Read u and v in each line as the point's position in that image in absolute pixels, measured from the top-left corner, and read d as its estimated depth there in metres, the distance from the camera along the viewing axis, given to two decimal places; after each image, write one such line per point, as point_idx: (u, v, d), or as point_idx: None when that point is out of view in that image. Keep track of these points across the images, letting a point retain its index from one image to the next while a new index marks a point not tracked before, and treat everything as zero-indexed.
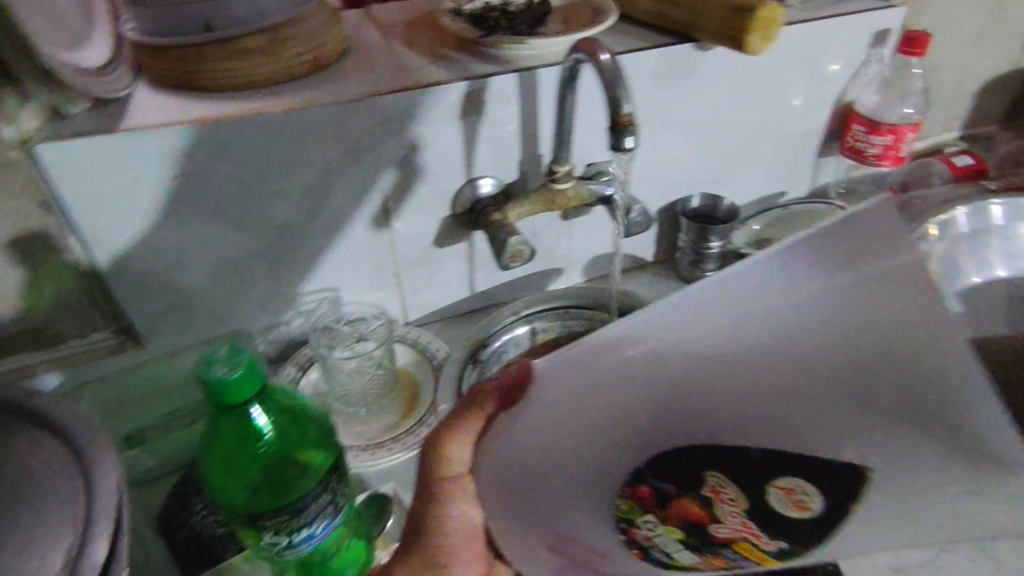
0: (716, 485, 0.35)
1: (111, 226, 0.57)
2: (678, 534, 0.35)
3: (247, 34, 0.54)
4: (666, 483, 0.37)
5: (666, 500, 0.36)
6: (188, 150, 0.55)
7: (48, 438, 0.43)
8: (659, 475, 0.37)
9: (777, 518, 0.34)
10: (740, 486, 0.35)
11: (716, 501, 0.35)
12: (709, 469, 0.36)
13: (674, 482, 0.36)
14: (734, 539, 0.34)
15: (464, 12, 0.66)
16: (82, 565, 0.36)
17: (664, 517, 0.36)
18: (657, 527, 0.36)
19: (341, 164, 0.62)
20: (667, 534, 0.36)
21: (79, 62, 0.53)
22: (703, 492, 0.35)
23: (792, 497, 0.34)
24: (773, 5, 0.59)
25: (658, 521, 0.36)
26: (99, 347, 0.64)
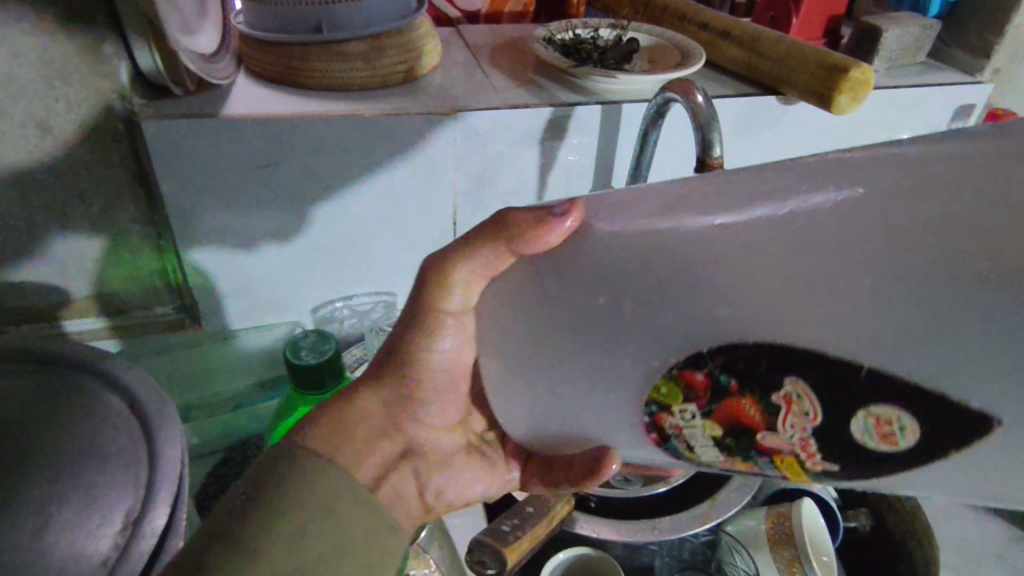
0: (791, 396, 0.33)
1: (193, 204, 0.58)
2: (716, 431, 0.35)
3: (350, 39, 0.57)
4: (729, 376, 0.33)
5: (723, 396, 0.33)
6: (279, 141, 0.57)
7: (116, 400, 0.44)
8: (725, 365, 0.33)
9: (852, 446, 0.33)
10: (823, 399, 0.32)
11: (785, 413, 0.33)
12: (789, 376, 0.32)
13: (739, 378, 0.33)
14: (779, 451, 0.35)
15: (555, 42, 0.68)
16: (143, 530, 0.37)
17: (705, 414, 0.34)
18: (693, 419, 0.35)
19: (420, 174, 0.63)
20: (704, 429, 0.35)
21: (194, 45, 0.56)
22: (773, 399, 0.33)
23: (882, 427, 0.32)
24: (866, 67, 0.60)
25: (696, 413, 0.35)
26: (159, 322, 0.65)
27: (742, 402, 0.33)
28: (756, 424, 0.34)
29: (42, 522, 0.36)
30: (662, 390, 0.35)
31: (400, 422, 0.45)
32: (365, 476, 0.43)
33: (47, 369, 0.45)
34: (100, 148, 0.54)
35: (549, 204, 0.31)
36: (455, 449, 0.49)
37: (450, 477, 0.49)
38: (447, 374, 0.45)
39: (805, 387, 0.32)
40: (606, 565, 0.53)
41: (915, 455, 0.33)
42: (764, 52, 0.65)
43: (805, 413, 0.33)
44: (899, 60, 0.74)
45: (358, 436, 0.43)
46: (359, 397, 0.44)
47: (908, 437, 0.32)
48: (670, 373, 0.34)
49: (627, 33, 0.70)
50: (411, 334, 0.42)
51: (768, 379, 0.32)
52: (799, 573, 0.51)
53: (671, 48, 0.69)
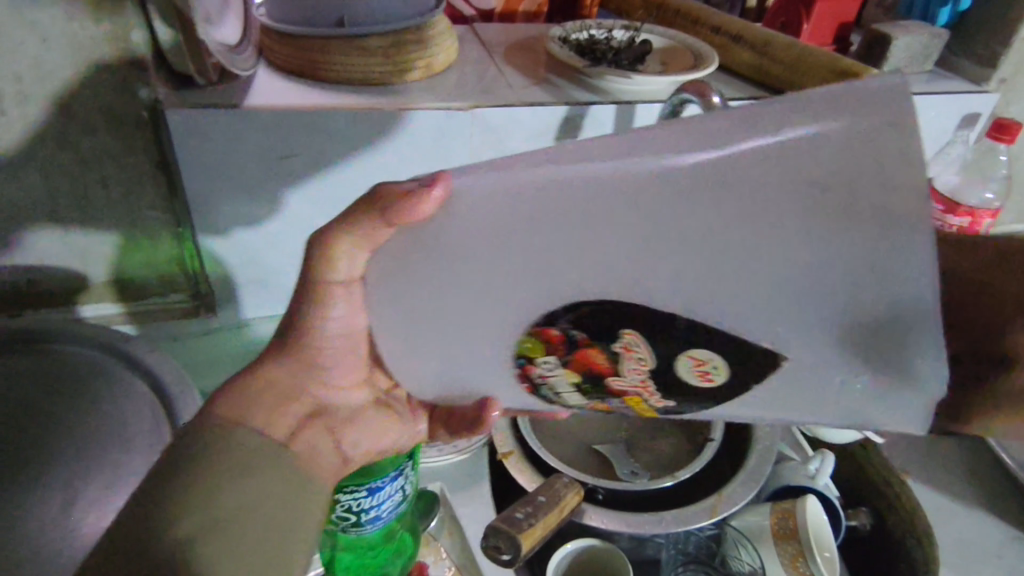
0: (627, 345, 0.33)
1: (212, 194, 0.59)
2: (576, 379, 0.35)
3: (371, 34, 0.58)
4: (577, 330, 0.33)
5: (577, 347, 0.34)
6: (299, 133, 0.58)
7: (139, 382, 0.44)
8: (576, 322, 0.33)
9: (679, 384, 0.34)
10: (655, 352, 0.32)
11: (624, 358, 0.33)
12: (624, 327, 0.32)
13: (589, 332, 0.33)
14: (626, 394, 0.35)
15: (570, 41, 0.69)
16: None
17: (565, 364, 0.34)
18: (555, 371, 0.35)
19: (435, 169, 0.64)
20: (563, 376, 0.35)
21: (220, 37, 0.57)
22: (614, 347, 0.33)
23: (699, 367, 0.33)
24: (877, 73, 0.61)
25: (557, 364, 0.34)
26: (174, 309, 0.65)
27: (590, 346, 0.33)
28: (604, 368, 0.34)
29: (71, 497, 0.37)
30: (523, 344, 0.34)
31: (302, 386, 0.43)
32: (283, 434, 0.40)
33: (72, 349, 0.46)
34: (123, 136, 0.54)
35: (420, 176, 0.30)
36: (363, 407, 0.46)
37: (364, 437, 0.46)
38: (350, 338, 0.42)
39: (640, 339, 0.32)
40: (615, 557, 0.53)
41: (724, 391, 0.34)
42: (775, 57, 0.66)
43: (642, 359, 0.33)
44: (907, 68, 0.75)
45: (271, 397, 0.41)
46: (268, 370, 0.42)
47: (719, 375, 0.33)
48: (528, 332, 0.34)
49: (641, 35, 0.72)
50: (308, 300, 0.39)
51: (614, 328, 0.32)
52: (803, 566, 0.52)
53: (684, 51, 0.70)
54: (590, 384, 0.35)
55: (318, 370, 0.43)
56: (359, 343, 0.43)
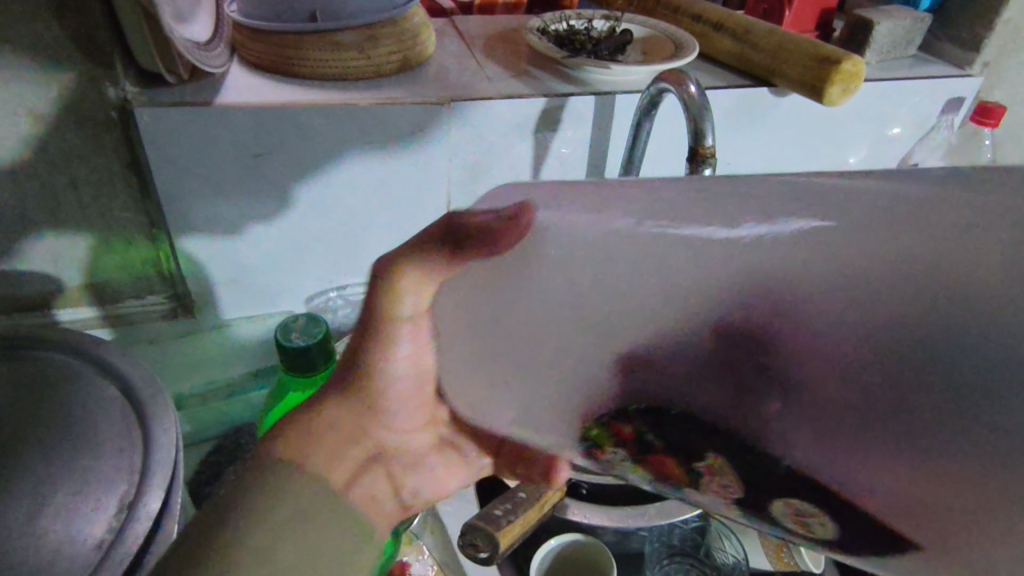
0: (714, 467, 0.29)
1: (186, 193, 0.58)
2: (643, 476, 0.31)
3: (343, 28, 0.57)
4: (655, 440, 0.30)
5: (647, 454, 0.30)
6: (271, 130, 0.57)
7: (109, 387, 0.44)
8: (655, 426, 0.30)
9: (767, 514, 0.29)
10: (746, 482, 0.29)
11: (707, 481, 0.30)
12: (711, 452, 0.29)
13: (665, 444, 0.30)
14: (704, 505, 0.31)
15: (548, 32, 0.68)
16: (139, 513, 0.38)
17: (635, 463, 0.31)
18: (621, 469, 0.32)
19: (412, 163, 0.63)
20: (636, 471, 0.31)
21: (189, 34, 0.56)
22: (697, 463, 0.29)
23: (796, 514, 0.28)
24: (858, 59, 0.60)
25: (626, 461, 0.31)
26: (152, 312, 0.65)
27: (663, 453, 0.30)
28: (679, 476, 0.30)
29: (37, 505, 0.37)
30: (591, 437, 0.31)
31: (366, 425, 0.42)
32: (339, 480, 0.39)
33: (42, 354, 0.45)
34: (93, 137, 0.54)
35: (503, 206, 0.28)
36: (429, 450, 0.46)
37: (422, 474, 0.47)
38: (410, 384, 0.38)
39: (730, 463, 0.29)
40: (598, 552, 0.53)
41: (827, 544, 0.29)
42: (756, 44, 0.65)
43: (727, 478, 0.29)
44: (890, 53, 0.74)
45: (333, 436, 0.40)
46: (327, 405, 0.42)
47: (824, 531, 0.28)
48: (597, 422, 0.30)
49: (621, 24, 0.70)
50: (374, 367, 0.39)
51: (701, 447, 0.29)
52: (787, 555, 0.53)
53: (665, 40, 0.69)
54: (659, 484, 0.32)
55: (380, 411, 0.42)
56: (417, 394, 0.39)
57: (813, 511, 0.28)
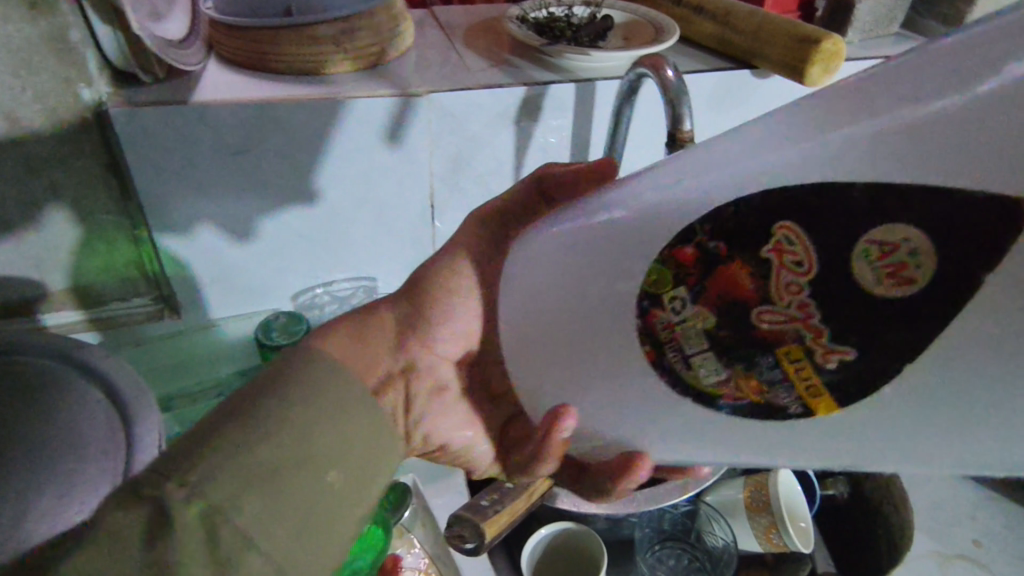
0: (782, 243, 0.30)
1: (167, 193, 0.58)
2: (710, 320, 0.32)
3: (318, 23, 0.56)
4: (717, 242, 0.32)
5: (714, 264, 0.32)
6: (250, 128, 0.57)
7: (93, 390, 0.44)
8: (714, 232, 0.32)
9: (861, 293, 0.29)
10: (816, 245, 0.29)
11: (777, 266, 0.30)
12: (778, 221, 0.30)
13: (728, 242, 0.31)
14: (784, 336, 0.31)
15: (528, 20, 0.68)
16: None
17: (700, 290, 0.32)
18: (685, 308, 0.33)
19: (394, 156, 0.63)
20: (699, 318, 0.33)
21: (163, 33, 0.55)
22: (764, 254, 0.31)
23: (885, 261, 0.28)
24: (837, 38, 0.60)
25: (689, 297, 0.33)
26: (138, 314, 0.64)
27: (730, 266, 0.32)
28: (747, 292, 0.31)
29: (21, 511, 0.37)
30: (652, 278, 0.34)
31: (407, 340, 0.44)
32: (373, 381, 0.41)
33: (24, 360, 0.45)
34: (69, 140, 0.53)
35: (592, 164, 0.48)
36: (453, 392, 0.47)
37: (444, 413, 0.47)
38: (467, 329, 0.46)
39: (796, 229, 0.30)
40: (589, 539, 0.53)
41: (927, 291, 0.28)
42: (736, 26, 0.65)
43: (803, 262, 0.30)
44: (874, 31, 0.74)
45: (376, 339, 0.43)
46: (381, 307, 0.45)
47: (914, 261, 0.28)
48: (665, 250, 0.33)
49: (602, 10, 0.70)
50: (442, 290, 0.45)
51: (768, 228, 0.30)
52: (776, 537, 0.52)
53: (645, 25, 0.69)
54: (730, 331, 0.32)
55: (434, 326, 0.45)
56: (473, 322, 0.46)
57: (896, 242, 0.28)
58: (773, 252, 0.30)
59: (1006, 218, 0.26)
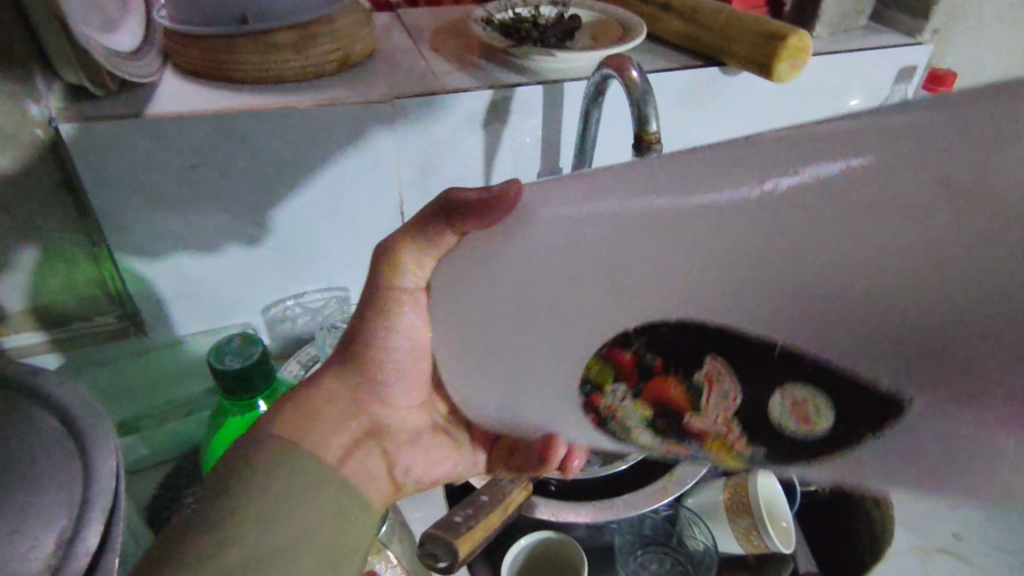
0: (711, 373, 0.30)
1: (126, 209, 0.56)
2: (647, 413, 0.33)
3: (276, 29, 0.54)
4: (653, 355, 0.31)
5: (648, 376, 0.31)
6: (210, 139, 0.55)
7: (48, 419, 0.42)
8: (649, 343, 0.31)
9: (771, 425, 0.31)
10: (740, 375, 0.30)
11: (705, 391, 0.31)
12: (708, 353, 0.30)
13: (663, 357, 0.31)
14: (708, 435, 0.32)
15: (493, 22, 0.67)
16: (76, 549, 0.36)
17: (635, 394, 0.32)
18: (624, 400, 0.33)
19: (359, 164, 0.61)
20: (635, 411, 0.33)
21: (113, 45, 0.54)
22: (695, 377, 0.31)
23: (799, 408, 0.30)
24: (803, 33, 0.60)
25: (628, 394, 0.32)
26: (103, 332, 0.63)
27: (662, 374, 0.31)
28: (678, 401, 0.32)
29: None
30: (592, 370, 0.33)
31: (363, 403, 0.45)
32: (337, 453, 0.42)
33: None
34: (20, 158, 0.52)
35: (498, 185, 0.33)
36: (421, 429, 0.48)
37: (429, 458, 0.48)
38: (415, 354, 0.44)
39: (723, 364, 0.30)
40: (568, 547, 0.53)
41: (830, 441, 0.29)
42: (703, 24, 0.64)
43: (728, 387, 0.30)
44: (840, 26, 0.74)
45: (329, 409, 0.43)
46: (326, 379, 0.45)
47: (825, 418, 0.29)
48: (600, 351, 0.32)
49: (568, 10, 0.69)
50: (388, 348, 0.44)
51: (699, 354, 0.30)
52: (757, 539, 0.52)
53: (613, 24, 0.68)
54: (669, 428, 0.33)
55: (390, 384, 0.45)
56: (423, 368, 0.45)
57: (798, 396, 0.29)
58: (707, 365, 0.30)
59: (884, 410, 0.27)
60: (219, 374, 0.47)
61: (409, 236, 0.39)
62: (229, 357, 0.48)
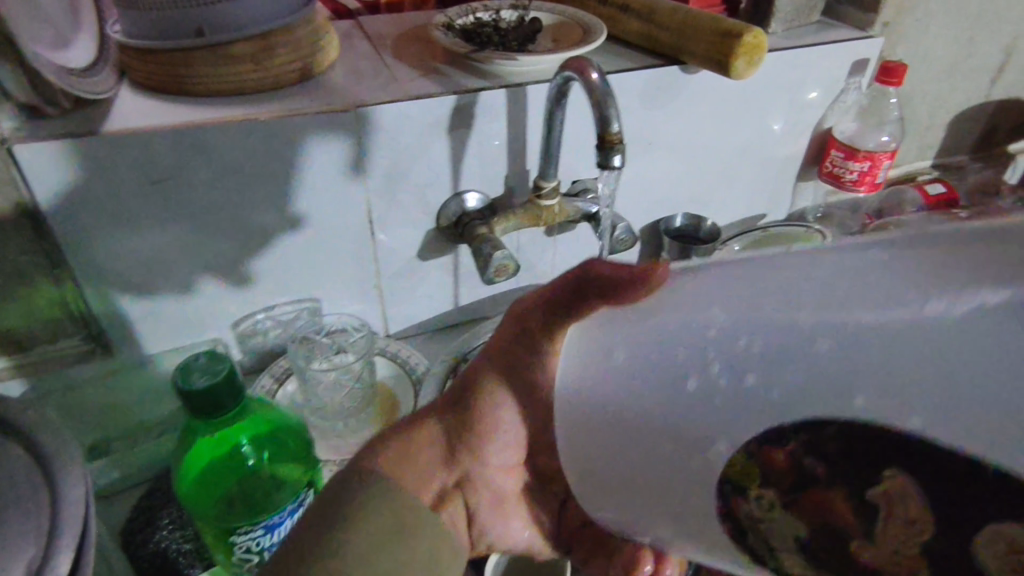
0: (894, 494, 0.26)
1: (87, 228, 0.55)
2: (797, 530, 0.28)
3: (234, 40, 0.54)
4: (814, 461, 0.27)
5: (810, 486, 0.27)
6: (171, 154, 0.54)
7: (12, 446, 0.41)
8: (810, 446, 0.28)
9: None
10: (932, 504, 0.25)
11: (888, 519, 0.26)
12: (891, 468, 0.26)
13: (825, 464, 0.27)
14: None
15: (455, 27, 0.67)
16: None
17: (786, 506, 0.28)
18: (768, 513, 0.29)
19: (325, 175, 0.61)
20: (783, 529, 0.29)
21: (65, 61, 0.52)
22: (871, 494, 0.26)
23: (1013, 559, 0.24)
24: (758, 31, 0.61)
25: (773, 506, 0.28)
26: (68, 355, 0.61)
27: (821, 488, 0.27)
28: (847, 527, 0.27)
29: None
30: (735, 467, 0.29)
31: (464, 456, 0.44)
32: (429, 499, 0.41)
33: None
34: None
35: (640, 271, 0.34)
36: (505, 498, 0.47)
37: (500, 522, 0.47)
38: (515, 435, 0.45)
39: (914, 484, 0.26)
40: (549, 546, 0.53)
41: None
42: (662, 24, 0.65)
43: (918, 524, 0.26)
44: (795, 21, 0.76)
45: (426, 456, 0.42)
46: (427, 423, 0.44)
47: None
48: (745, 453, 0.29)
49: (529, 13, 0.70)
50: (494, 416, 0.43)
51: (879, 467, 0.26)
52: None
53: (574, 26, 0.69)
54: (827, 556, 0.28)
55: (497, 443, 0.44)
56: (521, 436, 0.45)
57: (899, 484, 0.26)
58: (862, 487, 0.27)
59: None
60: (184, 396, 0.45)
61: (501, 360, 0.43)
62: (196, 376, 0.46)
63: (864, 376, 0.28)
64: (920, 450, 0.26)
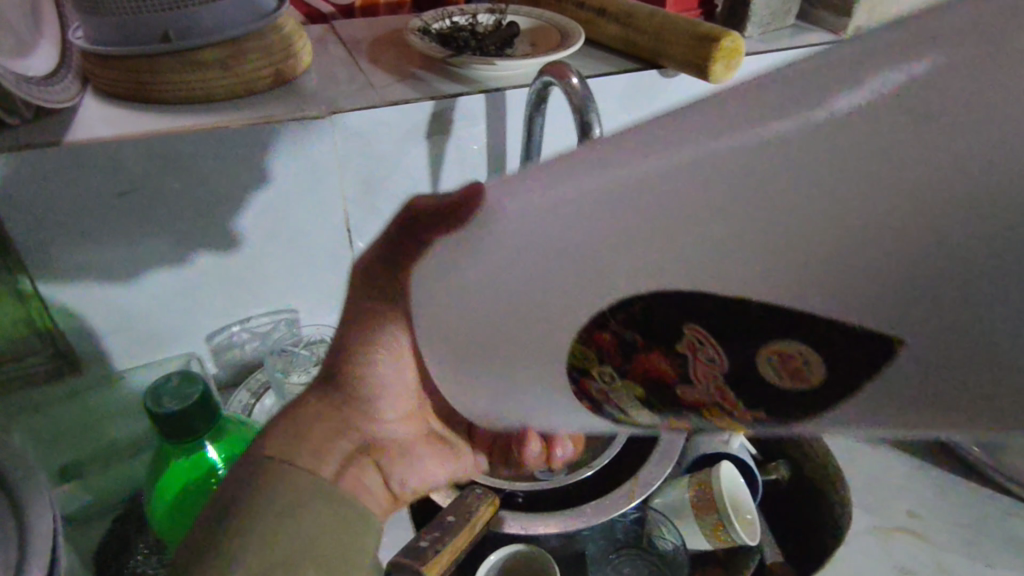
0: (693, 342, 0.25)
1: (51, 242, 0.53)
2: (637, 390, 0.28)
3: (203, 45, 0.52)
4: (633, 332, 0.26)
5: (633, 353, 0.27)
6: (139, 164, 0.53)
7: None
8: (627, 319, 0.26)
9: (766, 391, 0.25)
10: (720, 341, 0.24)
11: (689, 359, 0.26)
12: (689, 324, 0.25)
13: (641, 332, 0.26)
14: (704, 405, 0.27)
15: (431, 31, 0.66)
16: None
17: (622, 372, 0.28)
18: (613, 381, 0.28)
19: (301, 183, 0.60)
20: (626, 390, 0.29)
21: (25, 69, 0.50)
22: (677, 348, 0.26)
23: (787, 364, 0.23)
24: (736, 35, 0.61)
25: (615, 374, 0.28)
26: (33, 374, 0.59)
27: (648, 354, 0.27)
28: (663, 374, 0.27)
29: None
30: (575, 354, 0.29)
31: (354, 421, 0.43)
32: (329, 472, 0.41)
33: None
34: None
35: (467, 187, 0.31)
36: (414, 441, 0.47)
37: (417, 463, 0.47)
38: (400, 374, 0.43)
39: (703, 332, 0.24)
40: (539, 558, 0.52)
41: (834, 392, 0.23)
42: (639, 28, 0.65)
43: (713, 356, 0.25)
44: (771, 25, 0.76)
45: (319, 432, 0.42)
46: (308, 399, 0.43)
47: (816, 373, 0.23)
48: (580, 339, 0.28)
49: (506, 17, 0.69)
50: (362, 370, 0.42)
51: (674, 320, 0.25)
52: (724, 533, 0.54)
53: (551, 30, 0.68)
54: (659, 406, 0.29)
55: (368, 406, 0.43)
56: (407, 379, 0.43)
57: (790, 346, 0.23)
58: (682, 335, 0.25)
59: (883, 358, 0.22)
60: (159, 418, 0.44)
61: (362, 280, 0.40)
62: (167, 398, 0.45)
63: (787, 288, 0.22)
64: (804, 321, 0.22)
